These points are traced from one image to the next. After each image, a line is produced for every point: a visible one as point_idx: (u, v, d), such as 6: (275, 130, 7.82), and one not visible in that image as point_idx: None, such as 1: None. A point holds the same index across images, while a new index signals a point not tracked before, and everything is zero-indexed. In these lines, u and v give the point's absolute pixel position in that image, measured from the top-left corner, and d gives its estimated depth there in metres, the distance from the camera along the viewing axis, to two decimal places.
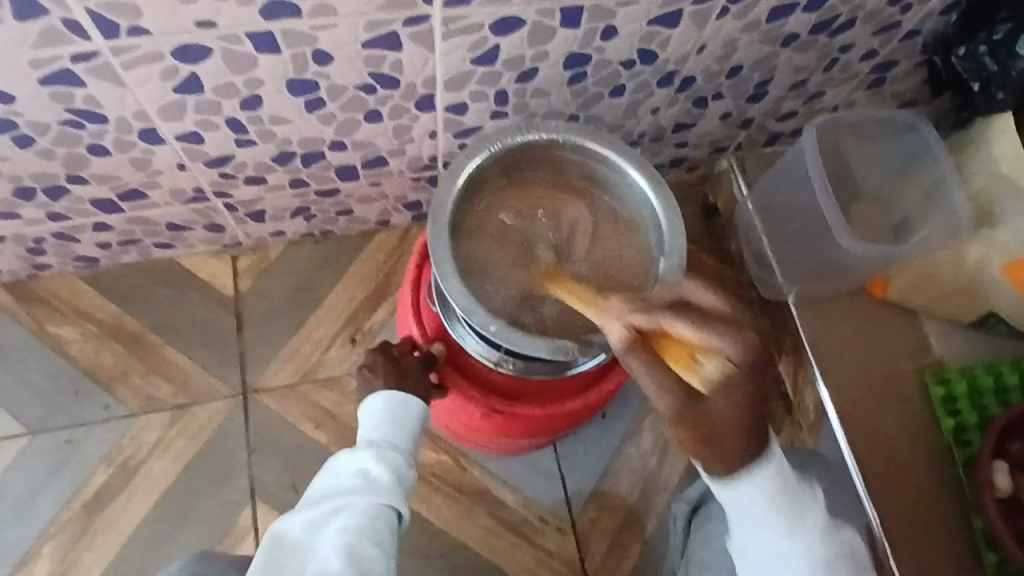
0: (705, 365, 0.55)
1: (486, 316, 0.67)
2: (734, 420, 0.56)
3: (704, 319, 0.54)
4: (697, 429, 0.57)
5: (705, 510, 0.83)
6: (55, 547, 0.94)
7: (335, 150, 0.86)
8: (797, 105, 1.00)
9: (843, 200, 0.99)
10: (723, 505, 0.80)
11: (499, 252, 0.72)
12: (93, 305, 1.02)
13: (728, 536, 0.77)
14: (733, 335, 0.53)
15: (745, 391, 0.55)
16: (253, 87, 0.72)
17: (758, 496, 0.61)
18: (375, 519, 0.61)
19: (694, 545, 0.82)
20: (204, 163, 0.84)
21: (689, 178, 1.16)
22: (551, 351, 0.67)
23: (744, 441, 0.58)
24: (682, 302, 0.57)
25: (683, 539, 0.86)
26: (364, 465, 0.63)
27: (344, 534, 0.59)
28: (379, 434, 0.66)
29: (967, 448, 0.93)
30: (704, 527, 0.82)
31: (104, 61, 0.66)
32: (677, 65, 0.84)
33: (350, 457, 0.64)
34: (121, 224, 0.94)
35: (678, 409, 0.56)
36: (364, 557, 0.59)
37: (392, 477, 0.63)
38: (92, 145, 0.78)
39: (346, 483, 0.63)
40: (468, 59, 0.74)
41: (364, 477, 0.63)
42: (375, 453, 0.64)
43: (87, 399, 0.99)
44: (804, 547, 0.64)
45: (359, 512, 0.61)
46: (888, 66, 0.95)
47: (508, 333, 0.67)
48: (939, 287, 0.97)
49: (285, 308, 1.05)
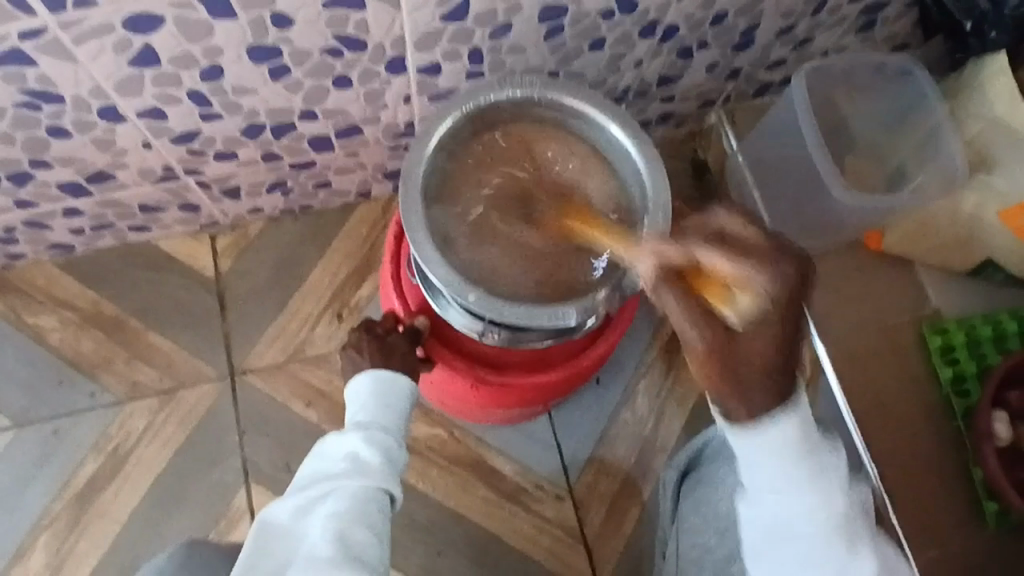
0: (740, 297, 0.50)
1: (465, 285, 0.64)
2: (768, 360, 0.52)
3: (740, 253, 0.50)
4: (728, 371, 0.53)
5: (695, 477, 0.82)
6: (50, 538, 0.93)
7: (305, 120, 0.83)
8: (785, 52, 0.97)
9: (836, 150, 0.96)
10: (712, 469, 0.79)
11: (478, 215, 0.69)
12: (71, 293, 1.00)
13: (718, 500, 0.76)
14: (771, 264, 0.50)
15: (782, 328, 0.51)
16: (213, 56, 0.69)
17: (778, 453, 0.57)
18: (365, 504, 0.59)
19: (684, 511, 0.81)
20: (171, 139, 0.81)
21: (677, 133, 1.12)
22: (537, 320, 0.64)
23: (766, 380, 0.54)
24: (718, 231, 0.52)
25: (673, 505, 0.85)
26: (353, 447, 0.61)
27: (334, 519, 0.57)
28: (368, 416, 0.64)
29: (964, 398, 0.92)
30: (694, 491, 0.81)
31: (52, 37, 0.62)
32: (658, 13, 0.80)
33: (338, 439, 0.62)
34: (92, 208, 0.91)
35: (708, 356, 0.52)
36: (355, 542, 0.57)
37: (382, 459, 0.61)
38: (51, 127, 0.74)
39: (334, 466, 0.61)
40: (437, 16, 0.70)
41: (353, 459, 0.61)
42: (364, 435, 0.62)
43: (72, 388, 0.97)
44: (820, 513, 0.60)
45: (349, 497, 0.59)
46: (880, 7, 0.91)
47: (488, 302, 0.64)
48: (935, 236, 0.95)
49: (267, 287, 1.02)
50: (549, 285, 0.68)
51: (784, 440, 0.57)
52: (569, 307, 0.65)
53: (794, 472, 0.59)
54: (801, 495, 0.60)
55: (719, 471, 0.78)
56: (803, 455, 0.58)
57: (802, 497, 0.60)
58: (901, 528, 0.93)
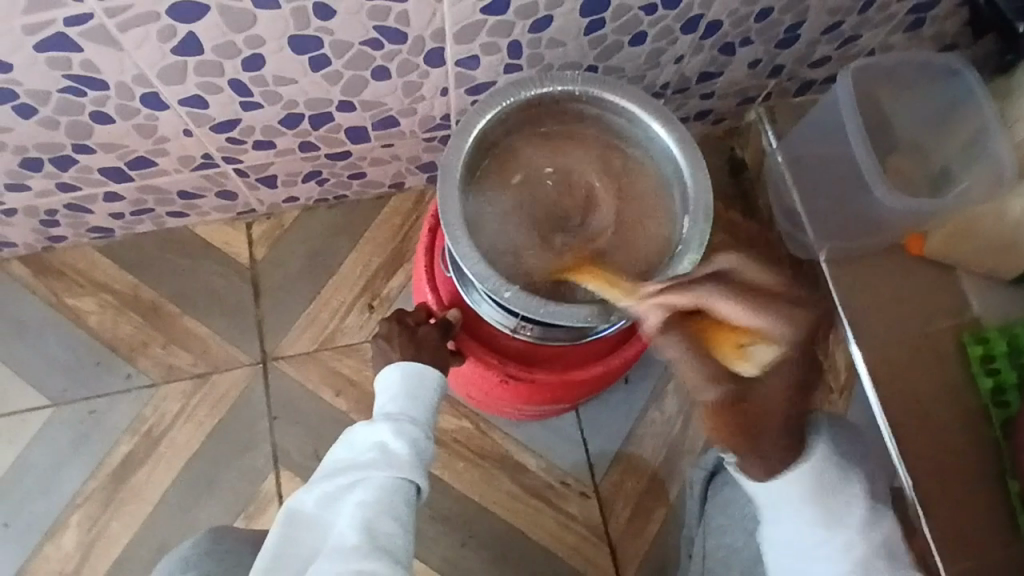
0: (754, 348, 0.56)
1: (500, 281, 0.63)
2: (769, 416, 0.57)
3: (752, 302, 0.57)
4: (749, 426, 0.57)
5: (720, 475, 0.82)
6: (84, 516, 0.95)
7: (343, 110, 0.83)
8: (830, 50, 0.94)
9: (880, 150, 0.94)
10: (737, 468, 0.79)
11: (514, 212, 0.69)
12: (110, 277, 1.02)
13: (744, 501, 0.75)
14: (783, 313, 0.56)
15: (793, 373, 0.57)
16: (254, 46, 0.69)
17: (788, 493, 0.59)
18: (392, 494, 0.59)
19: (710, 510, 0.80)
20: (211, 127, 0.82)
21: (715, 131, 1.10)
22: (571, 318, 0.64)
23: (778, 433, 0.57)
24: (726, 276, 0.60)
25: (700, 505, 0.83)
26: (380, 438, 0.62)
27: (361, 508, 0.58)
28: (396, 406, 0.64)
29: (1004, 409, 0.92)
30: (721, 491, 0.79)
31: (98, 23, 0.63)
32: (702, 8, 0.79)
33: (366, 429, 0.62)
34: (132, 194, 0.93)
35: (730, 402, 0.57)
36: (382, 533, 0.57)
37: (409, 450, 0.62)
38: (95, 113, 0.76)
39: (362, 456, 0.61)
40: (478, 9, 0.70)
41: (381, 449, 0.61)
42: (393, 426, 0.62)
43: (109, 369, 1.00)
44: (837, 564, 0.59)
45: (376, 486, 0.59)
46: (930, 6, 0.88)
47: (523, 300, 0.63)
48: (979, 242, 0.92)
49: (301, 276, 1.03)
50: (585, 284, 0.67)
51: (795, 492, 0.59)
52: (606, 308, 0.64)
53: (812, 521, 0.59)
54: (814, 538, 0.59)
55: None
56: (819, 497, 0.59)
57: (819, 548, 0.59)
58: (933, 539, 0.90)
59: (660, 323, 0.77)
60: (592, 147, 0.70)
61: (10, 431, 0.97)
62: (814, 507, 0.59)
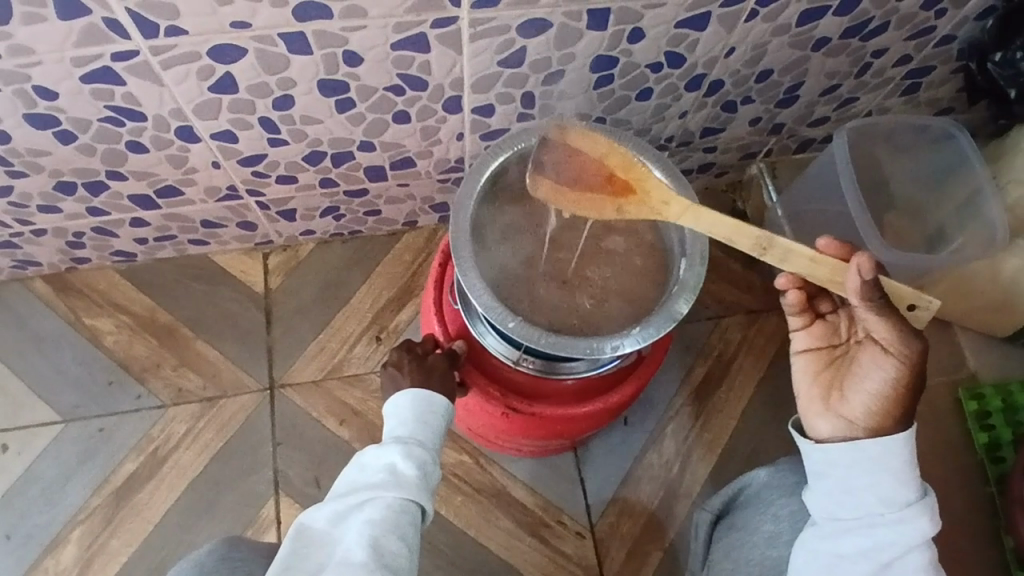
0: (920, 303, 0.62)
1: (506, 312, 0.65)
2: (899, 389, 0.62)
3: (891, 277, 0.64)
4: (897, 385, 0.62)
5: (729, 520, 0.82)
6: (84, 533, 0.96)
7: (364, 150, 0.88)
8: (828, 111, 0.99)
9: (876, 208, 0.97)
10: (748, 514, 0.79)
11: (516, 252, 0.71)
12: (129, 299, 1.05)
13: (750, 547, 0.76)
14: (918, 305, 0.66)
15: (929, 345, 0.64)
16: (286, 87, 0.74)
17: (888, 453, 0.63)
18: (399, 513, 0.61)
19: (715, 556, 0.80)
20: (238, 161, 0.86)
21: (718, 183, 1.14)
22: (571, 350, 0.65)
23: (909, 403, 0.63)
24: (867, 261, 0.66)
25: (705, 548, 0.84)
26: (391, 459, 0.64)
27: (369, 526, 0.59)
28: (405, 430, 0.66)
29: (999, 464, 0.95)
30: (726, 537, 0.80)
31: (142, 59, 0.68)
32: (706, 68, 0.84)
33: (378, 452, 0.65)
34: (157, 220, 0.97)
35: (902, 365, 0.61)
36: (387, 551, 0.59)
37: (418, 473, 0.64)
38: (131, 142, 0.81)
39: (372, 477, 0.63)
40: (495, 61, 0.75)
41: (391, 471, 0.63)
42: (403, 449, 0.64)
43: (120, 389, 1.02)
44: (919, 535, 0.63)
45: (384, 506, 0.61)
46: (924, 72, 0.93)
47: (527, 330, 0.65)
48: (973, 299, 0.97)
49: (312, 306, 1.06)
50: (578, 322, 0.69)
51: (894, 451, 0.63)
52: (605, 341, 0.65)
53: (899, 487, 0.63)
54: (903, 513, 0.63)
55: (753, 518, 0.78)
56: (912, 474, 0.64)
57: (905, 522, 0.63)
58: None
59: (660, 361, 0.80)
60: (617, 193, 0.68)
61: (20, 444, 0.99)
62: (908, 470, 0.63)
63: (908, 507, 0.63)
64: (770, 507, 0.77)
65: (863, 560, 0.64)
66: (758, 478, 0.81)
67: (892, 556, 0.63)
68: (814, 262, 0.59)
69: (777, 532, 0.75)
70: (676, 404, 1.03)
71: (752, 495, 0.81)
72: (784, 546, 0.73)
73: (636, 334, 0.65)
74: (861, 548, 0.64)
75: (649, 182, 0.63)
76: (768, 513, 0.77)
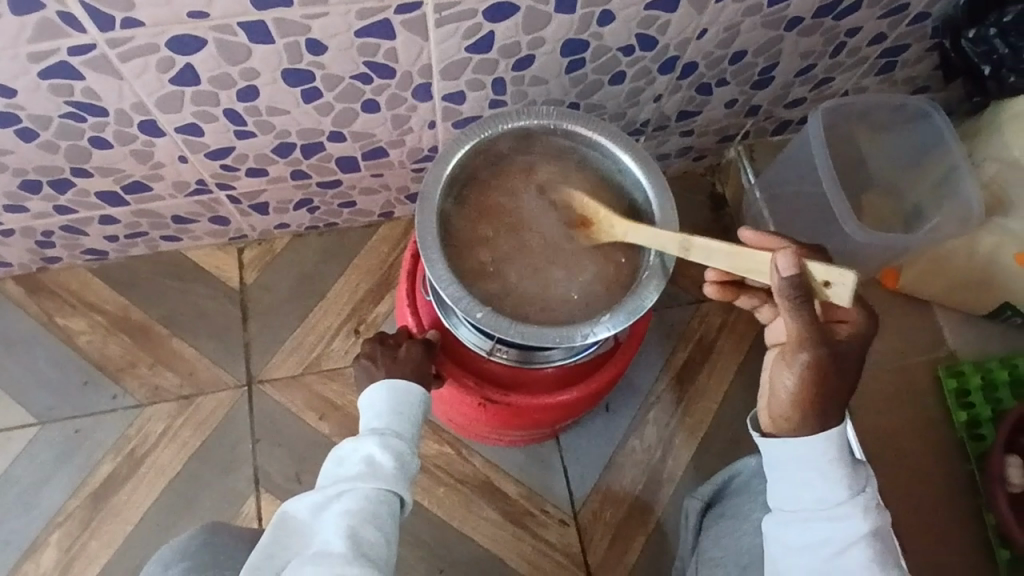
0: (834, 279, 0.54)
1: (473, 303, 0.65)
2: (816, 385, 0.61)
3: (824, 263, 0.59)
4: (810, 381, 0.61)
5: (718, 508, 0.83)
6: (62, 536, 0.95)
7: (333, 140, 0.86)
8: (804, 92, 0.98)
9: (853, 188, 0.97)
10: (739, 502, 0.80)
11: (485, 241, 0.70)
12: (102, 298, 1.04)
13: (740, 535, 0.76)
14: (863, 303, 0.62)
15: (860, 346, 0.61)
16: (249, 78, 0.73)
17: (818, 447, 0.62)
18: (377, 504, 0.61)
19: (705, 541, 0.80)
20: (205, 155, 0.85)
21: (696, 167, 1.14)
22: (539, 339, 0.64)
23: (831, 400, 0.62)
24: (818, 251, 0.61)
25: (694, 537, 0.85)
26: (368, 451, 0.63)
27: (346, 517, 0.59)
28: (382, 422, 0.65)
29: (980, 442, 0.96)
30: (717, 525, 0.80)
31: (100, 53, 0.66)
32: (678, 50, 0.83)
33: (355, 443, 0.64)
34: (127, 217, 0.95)
35: (817, 360, 0.60)
36: (366, 542, 0.59)
37: (395, 463, 0.63)
38: (94, 138, 0.79)
39: (350, 468, 0.63)
40: (463, 47, 0.74)
41: (369, 462, 0.63)
42: (380, 440, 0.63)
43: (95, 389, 1.01)
44: (859, 529, 0.62)
45: (361, 497, 0.60)
46: (898, 50, 0.92)
47: (494, 320, 0.64)
48: (952, 276, 0.97)
49: (289, 300, 1.05)
50: (544, 311, 0.68)
51: (823, 447, 0.62)
52: (573, 330, 0.65)
53: (835, 481, 0.62)
54: (840, 507, 0.62)
55: (744, 505, 0.78)
56: (849, 468, 0.62)
57: (842, 516, 0.62)
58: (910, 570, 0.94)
59: (635, 349, 0.79)
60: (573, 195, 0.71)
61: None
62: (845, 464, 0.62)
63: (844, 501, 0.62)
64: (759, 495, 0.78)
65: (806, 555, 0.63)
66: (749, 467, 0.82)
67: (833, 551, 0.62)
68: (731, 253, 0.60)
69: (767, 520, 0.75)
70: (657, 389, 1.03)
71: (743, 483, 0.82)
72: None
73: (605, 322, 0.65)
74: (803, 543, 0.63)
75: (593, 210, 0.69)
76: (757, 501, 0.77)
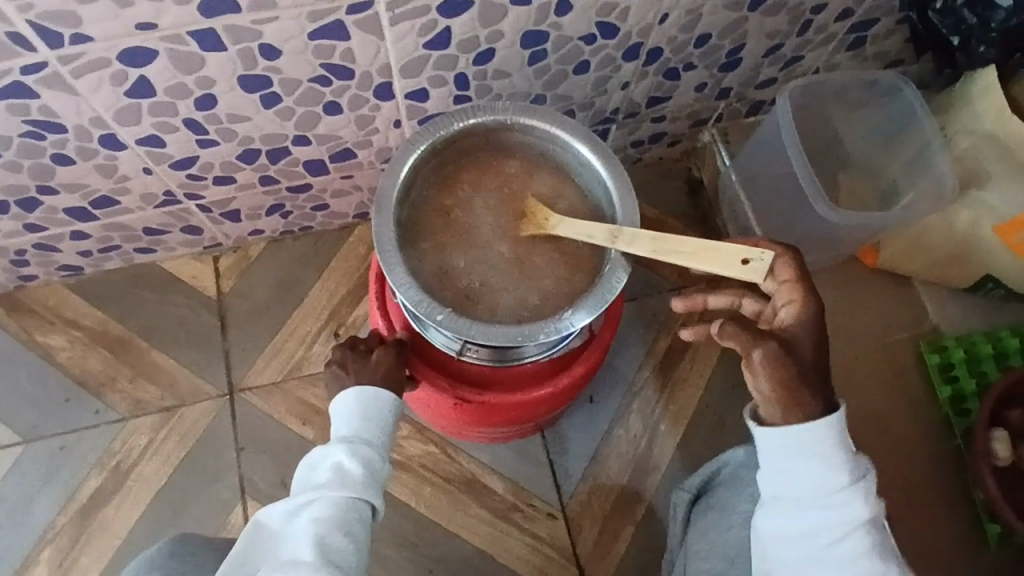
0: (752, 257, 0.63)
1: (433, 305, 0.64)
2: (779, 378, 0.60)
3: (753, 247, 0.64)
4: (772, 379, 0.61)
5: (706, 500, 0.82)
6: (51, 554, 0.95)
7: (299, 144, 0.86)
8: (774, 72, 0.97)
9: (828, 167, 0.97)
10: (727, 494, 0.79)
11: (446, 242, 0.69)
12: (79, 313, 1.03)
13: (727, 528, 0.75)
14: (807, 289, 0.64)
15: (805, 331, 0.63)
16: (205, 86, 0.72)
17: (818, 436, 0.60)
18: (346, 511, 0.60)
19: (693, 534, 0.80)
20: (171, 165, 0.84)
21: (672, 152, 1.13)
22: (502, 339, 0.64)
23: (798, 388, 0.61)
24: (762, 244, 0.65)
25: (682, 529, 0.84)
26: (336, 458, 0.62)
27: (315, 525, 0.59)
28: (351, 429, 0.64)
29: (965, 416, 0.95)
30: (703, 519, 0.80)
31: (52, 71, 0.65)
32: (641, 36, 0.82)
33: (324, 450, 0.63)
34: (98, 231, 0.95)
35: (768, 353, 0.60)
36: (334, 549, 0.58)
37: (364, 470, 0.62)
38: (56, 155, 0.78)
39: (319, 476, 0.62)
40: (421, 44, 0.73)
41: (337, 469, 0.62)
42: (347, 448, 0.63)
43: (77, 405, 1.00)
44: (859, 517, 0.60)
45: (329, 505, 0.60)
46: (866, 25, 0.91)
47: (456, 322, 0.64)
48: (930, 251, 0.97)
49: (267, 306, 1.05)
50: (507, 309, 0.68)
51: (823, 436, 0.60)
52: (537, 327, 0.64)
53: (834, 470, 0.60)
54: (840, 496, 0.60)
55: (731, 498, 0.78)
56: (850, 457, 0.61)
57: (842, 504, 0.60)
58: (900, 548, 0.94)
59: (608, 340, 0.79)
60: (534, 190, 0.72)
61: None
62: (846, 454, 0.60)
63: (842, 489, 0.60)
64: (747, 486, 0.77)
65: (805, 543, 0.61)
66: (737, 458, 0.81)
67: (832, 538, 0.60)
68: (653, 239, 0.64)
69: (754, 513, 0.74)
70: (640, 378, 1.03)
71: (731, 475, 0.81)
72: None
73: (567, 318, 0.64)
74: (800, 531, 0.61)
75: (536, 207, 0.70)
76: (746, 493, 0.76)
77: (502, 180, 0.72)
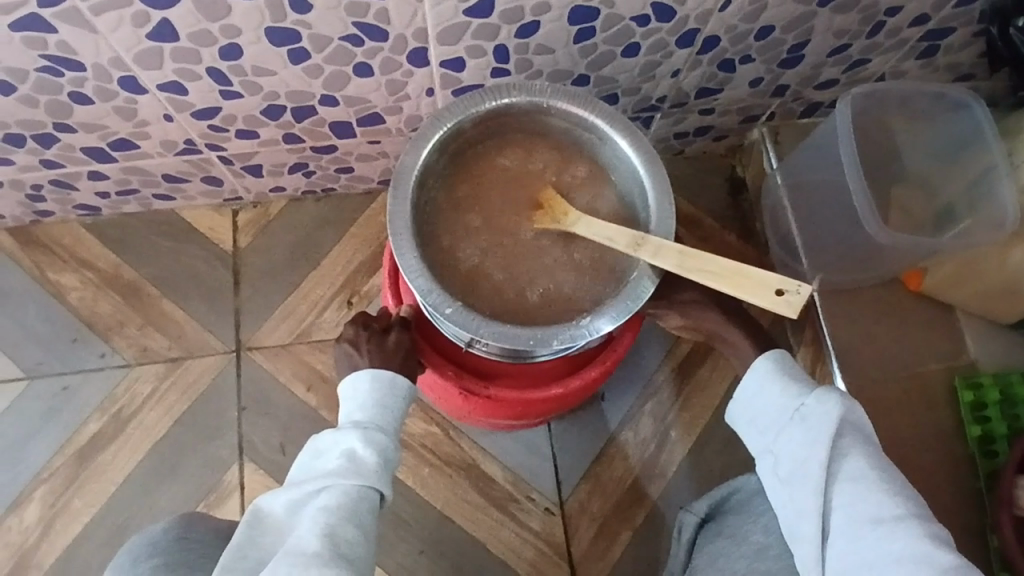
0: (787, 289, 0.58)
1: (443, 297, 0.61)
2: None
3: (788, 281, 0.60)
4: None
5: (718, 524, 0.78)
6: (47, 492, 0.95)
7: (326, 104, 0.82)
8: (836, 73, 0.90)
9: (882, 181, 0.90)
10: (737, 522, 0.75)
11: (463, 227, 0.66)
12: (94, 255, 1.02)
13: (737, 557, 0.71)
14: None
15: None
16: (230, 36, 0.68)
17: (756, 377, 0.65)
18: (355, 502, 0.58)
19: (699, 561, 0.76)
20: (192, 114, 0.81)
21: (717, 147, 1.07)
22: (511, 340, 0.60)
23: None
24: None
25: (687, 551, 0.80)
26: (349, 445, 0.60)
27: (324, 514, 0.56)
28: (365, 415, 0.62)
29: (992, 458, 0.90)
30: (712, 543, 0.76)
31: (71, 6, 0.62)
32: (698, 22, 0.76)
33: (335, 437, 0.61)
34: (116, 174, 0.92)
35: None
36: (343, 540, 0.55)
37: (378, 460, 0.60)
38: (74, 93, 0.75)
39: (329, 463, 0.60)
40: (461, 10, 0.68)
41: (349, 457, 0.59)
42: (362, 435, 0.60)
43: (85, 347, 1.00)
44: (823, 422, 0.61)
45: (340, 494, 0.58)
46: (943, 33, 0.84)
47: (464, 318, 0.60)
48: (977, 283, 0.90)
49: (282, 267, 1.02)
50: (521, 307, 0.64)
51: (758, 372, 0.66)
52: (550, 333, 0.61)
53: (782, 392, 0.64)
54: (798, 417, 0.62)
55: (743, 526, 0.73)
56: (787, 376, 0.65)
57: (801, 420, 0.62)
58: None
59: (627, 346, 0.75)
60: (563, 179, 0.68)
61: None
62: (783, 377, 0.64)
63: (798, 409, 0.62)
64: (760, 517, 0.73)
65: (798, 487, 0.61)
66: (751, 484, 0.77)
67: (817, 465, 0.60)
68: (681, 254, 0.60)
69: (767, 544, 0.70)
70: (656, 381, 0.99)
71: (743, 500, 0.77)
72: (773, 561, 0.68)
73: (584, 326, 0.61)
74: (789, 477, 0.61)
75: (558, 200, 0.65)
76: (759, 523, 0.72)
77: (531, 166, 0.67)
